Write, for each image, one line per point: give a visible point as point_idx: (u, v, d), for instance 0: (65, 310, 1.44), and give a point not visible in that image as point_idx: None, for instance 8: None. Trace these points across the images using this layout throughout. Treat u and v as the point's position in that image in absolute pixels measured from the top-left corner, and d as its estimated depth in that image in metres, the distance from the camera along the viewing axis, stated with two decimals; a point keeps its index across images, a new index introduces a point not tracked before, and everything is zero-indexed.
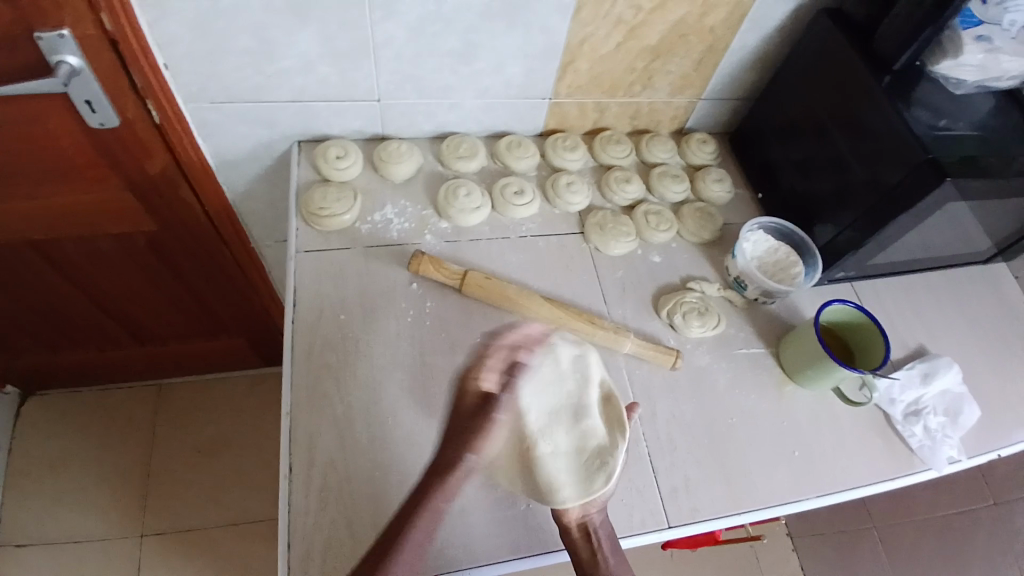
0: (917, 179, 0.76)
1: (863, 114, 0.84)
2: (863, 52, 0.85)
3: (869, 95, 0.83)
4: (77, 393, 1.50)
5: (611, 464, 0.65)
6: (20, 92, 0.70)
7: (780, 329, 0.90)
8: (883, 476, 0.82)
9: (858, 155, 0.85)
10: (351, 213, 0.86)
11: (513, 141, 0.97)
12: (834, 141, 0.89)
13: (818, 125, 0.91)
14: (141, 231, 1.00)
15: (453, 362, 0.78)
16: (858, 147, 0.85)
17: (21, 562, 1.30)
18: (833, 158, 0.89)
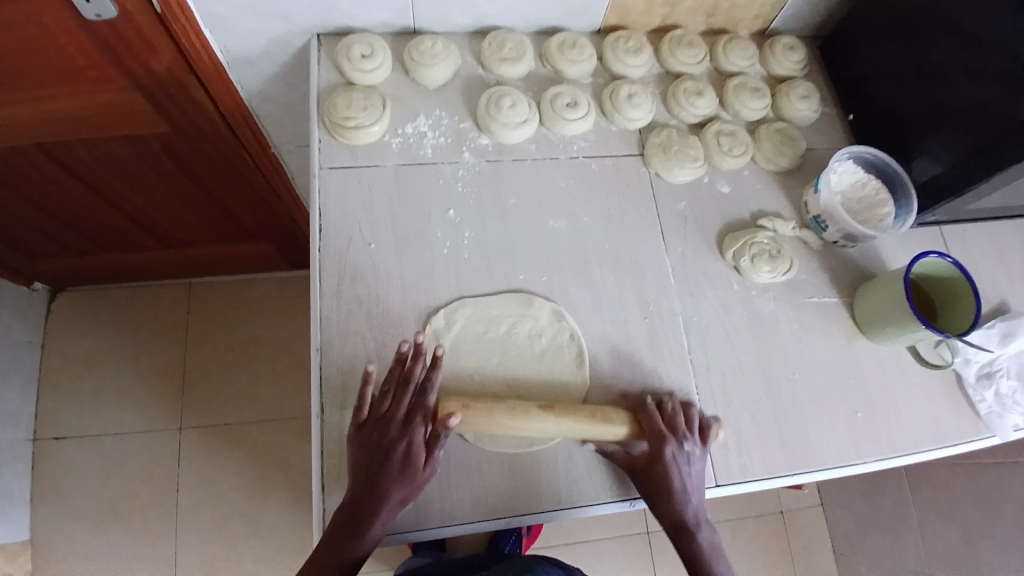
0: None
1: (989, 36, 0.68)
2: None
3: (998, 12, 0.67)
4: (107, 293, 1.50)
5: None
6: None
7: (856, 275, 0.80)
8: (945, 440, 0.76)
9: (975, 82, 0.70)
10: (380, 124, 0.75)
11: (566, 39, 0.83)
12: (950, 62, 0.73)
13: (930, 38, 0.75)
14: (154, 134, 0.91)
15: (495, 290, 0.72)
16: (976, 73, 0.70)
17: (61, 458, 1.36)
18: (942, 82, 0.74)
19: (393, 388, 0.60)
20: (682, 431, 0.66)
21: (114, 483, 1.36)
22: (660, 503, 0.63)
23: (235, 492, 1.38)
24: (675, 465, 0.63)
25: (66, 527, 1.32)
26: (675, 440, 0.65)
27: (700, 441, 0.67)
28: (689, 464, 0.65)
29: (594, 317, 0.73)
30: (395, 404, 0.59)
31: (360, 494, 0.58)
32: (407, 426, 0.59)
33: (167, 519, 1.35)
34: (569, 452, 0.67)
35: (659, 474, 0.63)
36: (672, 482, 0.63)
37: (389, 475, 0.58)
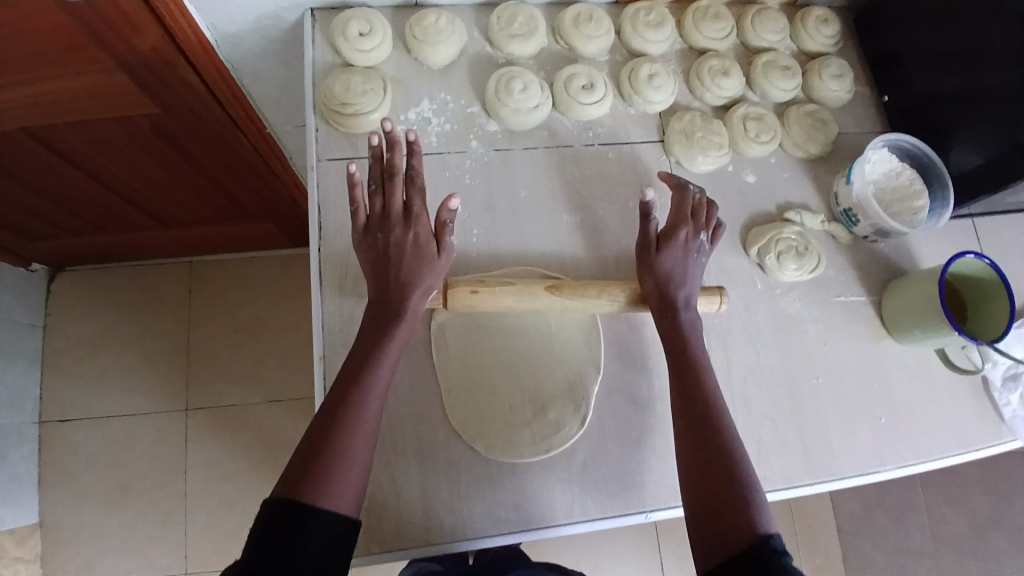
0: None
1: None
2: None
3: None
4: (104, 272, 1.46)
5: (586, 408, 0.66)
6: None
7: (886, 272, 0.76)
8: (968, 445, 0.73)
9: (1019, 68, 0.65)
10: (381, 110, 0.70)
11: (582, 13, 0.76)
12: (994, 44, 0.67)
13: (971, 16, 0.69)
14: (145, 117, 0.85)
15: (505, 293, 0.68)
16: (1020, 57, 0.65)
17: (68, 439, 1.36)
18: (983, 65, 0.69)
19: (382, 184, 0.60)
20: (697, 220, 0.65)
21: (123, 463, 1.36)
22: (657, 290, 0.63)
23: (242, 472, 1.38)
24: (683, 249, 0.63)
25: (77, 506, 1.33)
26: (692, 227, 0.64)
27: (710, 242, 0.65)
28: (699, 258, 0.64)
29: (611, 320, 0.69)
30: (393, 196, 0.60)
31: (380, 304, 0.58)
32: (407, 251, 0.59)
33: (177, 498, 1.35)
34: (584, 463, 0.65)
35: (662, 262, 0.63)
36: (678, 267, 0.63)
37: (405, 260, 0.59)
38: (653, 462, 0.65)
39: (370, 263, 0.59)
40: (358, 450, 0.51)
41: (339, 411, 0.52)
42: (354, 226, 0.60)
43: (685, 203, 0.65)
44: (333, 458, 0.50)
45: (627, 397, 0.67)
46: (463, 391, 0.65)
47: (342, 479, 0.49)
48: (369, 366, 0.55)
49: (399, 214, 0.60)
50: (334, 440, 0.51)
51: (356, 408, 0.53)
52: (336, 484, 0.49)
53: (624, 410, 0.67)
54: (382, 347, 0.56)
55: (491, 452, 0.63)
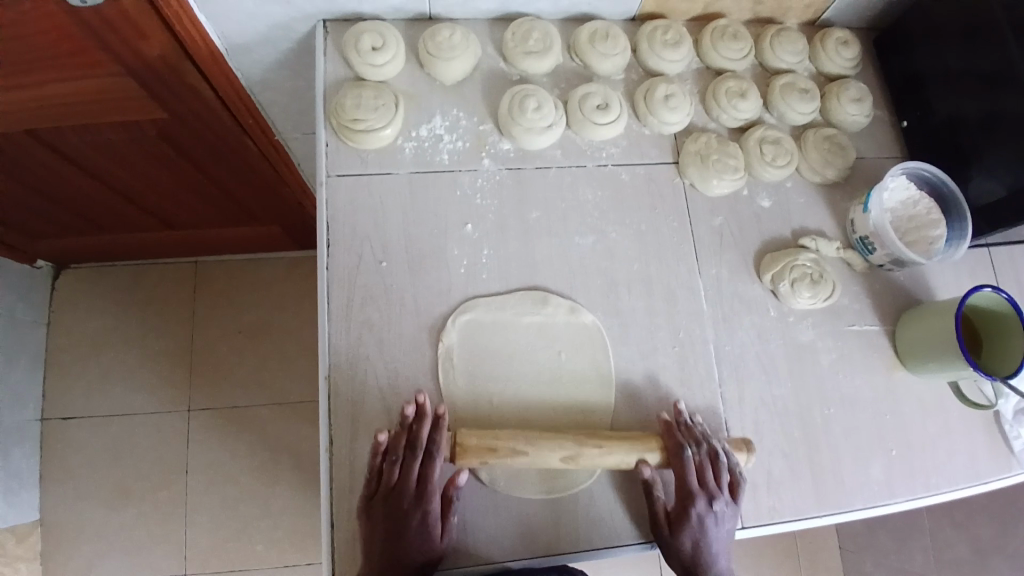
0: None
1: None
2: None
3: None
4: (109, 271, 1.45)
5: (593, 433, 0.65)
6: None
7: (901, 302, 0.75)
8: (978, 477, 0.72)
9: None
10: (392, 126, 0.69)
11: (598, 30, 0.74)
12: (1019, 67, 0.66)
13: (997, 39, 0.68)
14: (150, 121, 0.84)
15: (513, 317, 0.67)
16: None
17: (70, 438, 1.36)
18: (1008, 89, 0.67)
19: (402, 458, 0.58)
20: (712, 489, 0.60)
21: (124, 464, 1.36)
22: (676, 555, 0.59)
23: (243, 476, 1.37)
24: (698, 526, 0.59)
25: (77, 506, 1.33)
26: (703, 496, 0.60)
27: (729, 496, 0.61)
28: (715, 523, 0.59)
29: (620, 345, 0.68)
30: (406, 474, 0.57)
31: (377, 559, 0.56)
32: (413, 532, 0.57)
33: (177, 501, 1.35)
34: (590, 492, 0.64)
35: (675, 534, 0.59)
36: (696, 548, 0.59)
37: (404, 543, 0.56)
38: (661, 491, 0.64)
39: (372, 524, 0.57)
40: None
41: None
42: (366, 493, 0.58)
43: (687, 472, 0.60)
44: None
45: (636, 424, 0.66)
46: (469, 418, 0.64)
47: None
48: None
49: (407, 483, 0.57)
50: None
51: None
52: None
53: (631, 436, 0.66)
54: None
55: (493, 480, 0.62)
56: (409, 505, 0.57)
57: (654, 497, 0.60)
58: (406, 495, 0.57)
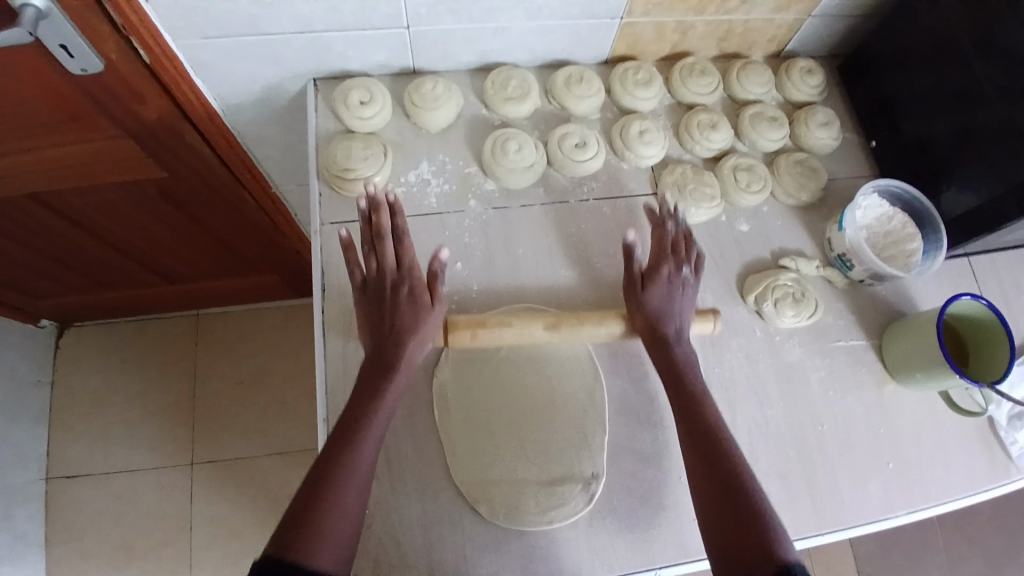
0: None
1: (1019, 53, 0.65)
2: None
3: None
4: (113, 327, 1.48)
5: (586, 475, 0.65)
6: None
7: (885, 316, 0.76)
8: (979, 487, 0.72)
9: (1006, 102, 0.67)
10: (382, 174, 0.72)
11: (573, 74, 0.79)
12: (977, 81, 0.70)
13: (954, 55, 0.72)
14: (148, 179, 0.87)
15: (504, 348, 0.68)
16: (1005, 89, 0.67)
17: (74, 497, 1.35)
18: (969, 101, 0.71)
19: (375, 245, 0.63)
20: (679, 254, 0.68)
21: (128, 520, 1.35)
22: (648, 325, 0.65)
23: (247, 527, 1.36)
24: (669, 282, 0.66)
25: (81, 566, 1.31)
26: (673, 261, 0.68)
27: (694, 275, 0.68)
28: (683, 292, 0.67)
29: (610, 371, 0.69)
30: (388, 261, 0.63)
31: (374, 354, 0.60)
32: (403, 310, 0.62)
33: (181, 555, 1.33)
34: (591, 523, 0.64)
35: (647, 296, 0.65)
36: (662, 303, 0.65)
37: (397, 320, 0.61)
38: (661, 517, 0.65)
39: (368, 321, 0.62)
40: (345, 497, 0.52)
41: (335, 462, 0.53)
42: (354, 282, 0.63)
43: (664, 239, 0.69)
44: (328, 505, 0.51)
45: (632, 451, 0.67)
46: (467, 453, 0.64)
47: (338, 531, 0.50)
48: (366, 410, 0.57)
49: (392, 276, 0.63)
50: (326, 491, 0.52)
51: (353, 459, 0.54)
52: (330, 538, 0.50)
53: (626, 463, 0.66)
54: (379, 400, 0.58)
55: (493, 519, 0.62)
56: (395, 284, 0.63)
57: (632, 259, 0.66)
58: (394, 276, 0.63)
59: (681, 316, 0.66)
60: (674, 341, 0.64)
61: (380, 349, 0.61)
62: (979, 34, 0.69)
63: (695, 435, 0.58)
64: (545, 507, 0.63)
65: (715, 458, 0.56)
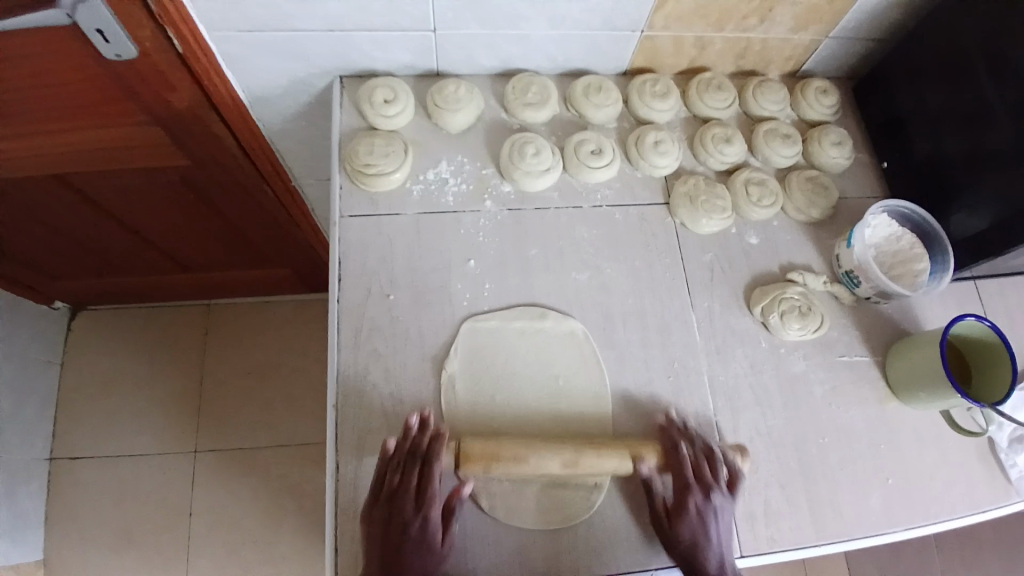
0: None
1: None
2: None
3: None
4: (125, 312, 1.51)
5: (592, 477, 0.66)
6: (25, 24, 0.62)
7: (890, 334, 0.77)
8: (978, 507, 0.73)
9: (1017, 120, 0.68)
10: (401, 171, 0.74)
11: (592, 83, 0.81)
12: (989, 100, 0.71)
13: (965, 76, 0.73)
14: (171, 164, 0.90)
15: (513, 341, 0.70)
16: (1017, 106, 0.68)
17: (77, 477, 1.37)
18: (981, 120, 0.72)
19: (404, 467, 0.60)
20: (708, 483, 0.62)
21: (128, 503, 1.36)
22: (679, 557, 0.61)
23: (246, 517, 1.37)
24: (697, 518, 0.61)
25: (80, 546, 1.33)
26: (698, 491, 0.62)
27: (727, 492, 0.63)
28: (713, 511, 0.61)
29: (618, 373, 0.71)
30: (412, 486, 0.59)
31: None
32: (420, 545, 0.58)
33: (179, 541, 1.34)
34: (590, 522, 0.64)
35: (669, 521, 0.61)
36: (692, 537, 0.60)
37: (413, 552, 0.57)
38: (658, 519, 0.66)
39: (382, 531, 0.58)
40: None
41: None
42: (370, 496, 0.60)
43: (686, 468, 0.62)
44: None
45: None
46: None
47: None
48: None
49: (413, 492, 0.59)
50: None
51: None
52: None
53: None
54: None
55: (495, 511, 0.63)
56: (415, 503, 0.59)
57: (654, 492, 0.63)
58: (415, 501, 0.59)
59: (715, 547, 0.61)
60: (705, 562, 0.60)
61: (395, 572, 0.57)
62: (990, 55, 0.71)
63: None
64: (547, 501, 0.64)
65: None
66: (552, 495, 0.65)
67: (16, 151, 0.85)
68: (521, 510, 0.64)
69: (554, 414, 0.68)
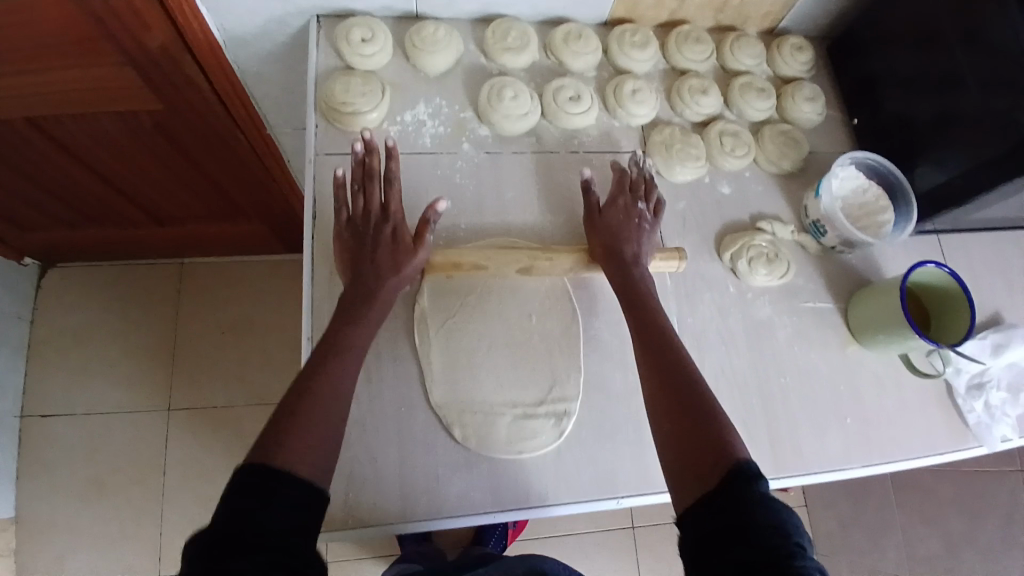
0: None
1: (999, 41, 0.67)
2: None
3: (1005, 14, 0.67)
4: (97, 269, 1.48)
5: (562, 410, 0.68)
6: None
7: (853, 283, 0.80)
8: (935, 449, 0.76)
9: (987, 89, 0.69)
10: (378, 110, 0.74)
11: (572, 31, 0.81)
12: (959, 70, 0.72)
13: (936, 45, 0.74)
14: (144, 110, 0.88)
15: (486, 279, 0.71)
16: (986, 75, 0.69)
17: (48, 434, 1.35)
18: (951, 89, 0.73)
19: (363, 185, 0.68)
20: (638, 195, 0.73)
21: (101, 459, 1.35)
22: (609, 257, 0.68)
23: (221, 474, 1.37)
24: (625, 216, 0.71)
25: (53, 501, 1.32)
26: (631, 197, 0.73)
27: (652, 213, 0.73)
28: (638, 224, 0.71)
29: (590, 315, 0.73)
30: (375, 201, 0.67)
31: (356, 283, 0.63)
32: (383, 243, 0.65)
33: (153, 497, 1.34)
34: (560, 451, 0.67)
35: (605, 226, 0.70)
36: (624, 231, 0.70)
37: (376, 251, 0.64)
38: (626, 452, 0.68)
39: (348, 246, 0.65)
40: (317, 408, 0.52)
41: (316, 370, 0.55)
42: (337, 221, 0.67)
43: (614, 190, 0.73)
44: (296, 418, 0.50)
45: (604, 388, 0.70)
46: (446, 379, 0.67)
47: (320, 444, 0.49)
48: (349, 316, 0.60)
49: (372, 206, 0.67)
50: (308, 383, 0.54)
51: (331, 384, 0.54)
52: (312, 421, 0.50)
53: (594, 398, 0.70)
54: (357, 316, 0.60)
55: (469, 441, 0.65)
56: (378, 218, 0.66)
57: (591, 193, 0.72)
58: (379, 211, 0.66)
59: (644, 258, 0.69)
60: (634, 266, 0.68)
61: (359, 279, 0.63)
62: (959, 24, 0.72)
63: (653, 359, 0.59)
64: (519, 432, 0.66)
65: (664, 378, 0.56)
66: (524, 426, 0.66)
67: None
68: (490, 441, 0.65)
69: (526, 351, 0.70)
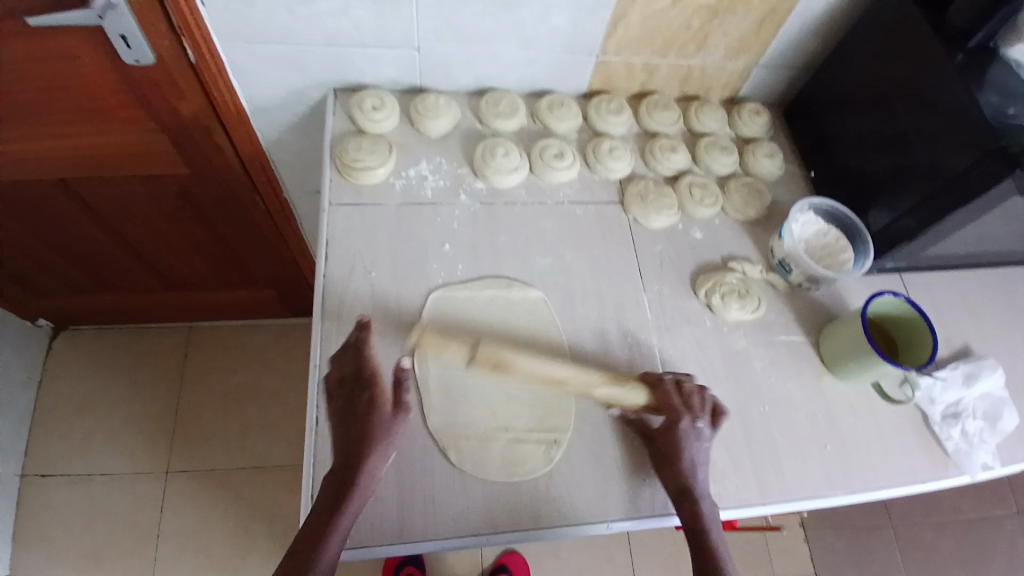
0: (987, 168, 0.69)
1: (934, 97, 0.75)
2: (936, 24, 0.76)
3: (937, 74, 0.75)
4: (108, 333, 1.49)
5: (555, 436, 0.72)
6: (55, 21, 0.69)
7: (822, 317, 0.86)
8: (917, 478, 0.79)
9: (925, 137, 0.77)
10: (385, 167, 0.83)
11: (555, 100, 0.93)
12: (902, 121, 0.80)
13: (883, 100, 0.83)
14: (172, 173, 0.98)
15: (480, 311, 0.78)
16: (921, 125, 0.77)
17: (45, 499, 1.31)
18: (898, 139, 0.81)
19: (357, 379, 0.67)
20: (697, 411, 0.70)
21: (97, 525, 1.30)
22: (674, 481, 0.68)
23: (215, 540, 1.32)
24: (687, 437, 0.69)
25: (44, 567, 1.26)
26: (690, 414, 0.70)
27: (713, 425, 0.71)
28: (700, 440, 0.70)
29: (577, 347, 0.78)
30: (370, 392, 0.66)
31: (340, 461, 0.63)
32: (360, 412, 0.65)
33: (144, 566, 1.28)
34: (551, 474, 0.70)
35: (671, 451, 0.68)
36: (681, 459, 0.68)
37: (356, 421, 0.65)
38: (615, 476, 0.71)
39: (336, 423, 0.66)
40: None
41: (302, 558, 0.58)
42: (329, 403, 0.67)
43: (671, 394, 0.71)
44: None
45: (592, 415, 0.74)
46: (443, 406, 0.71)
47: None
48: (337, 503, 0.61)
49: (364, 393, 0.66)
50: None
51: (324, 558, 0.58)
52: None
53: (584, 425, 0.73)
54: (342, 501, 0.60)
55: (463, 465, 0.68)
56: (360, 386, 0.67)
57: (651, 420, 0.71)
58: (356, 378, 0.67)
59: (703, 466, 0.69)
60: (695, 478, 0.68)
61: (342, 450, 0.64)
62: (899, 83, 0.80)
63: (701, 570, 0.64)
64: (513, 457, 0.70)
65: None
66: (517, 450, 0.70)
67: (27, 154, 0.91)
68: (480, 462, 0.69)
69: (519, 384, 0.74)
